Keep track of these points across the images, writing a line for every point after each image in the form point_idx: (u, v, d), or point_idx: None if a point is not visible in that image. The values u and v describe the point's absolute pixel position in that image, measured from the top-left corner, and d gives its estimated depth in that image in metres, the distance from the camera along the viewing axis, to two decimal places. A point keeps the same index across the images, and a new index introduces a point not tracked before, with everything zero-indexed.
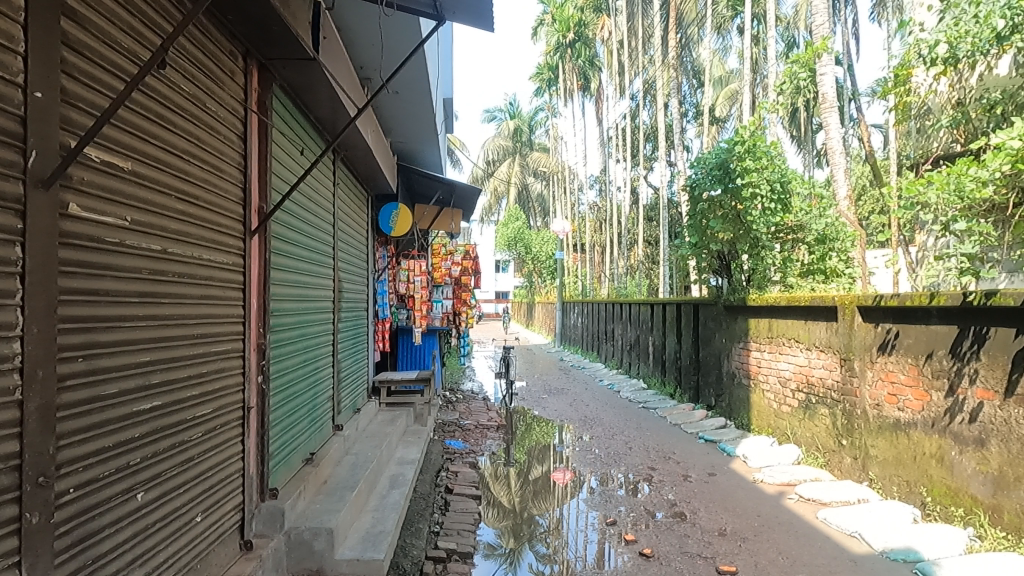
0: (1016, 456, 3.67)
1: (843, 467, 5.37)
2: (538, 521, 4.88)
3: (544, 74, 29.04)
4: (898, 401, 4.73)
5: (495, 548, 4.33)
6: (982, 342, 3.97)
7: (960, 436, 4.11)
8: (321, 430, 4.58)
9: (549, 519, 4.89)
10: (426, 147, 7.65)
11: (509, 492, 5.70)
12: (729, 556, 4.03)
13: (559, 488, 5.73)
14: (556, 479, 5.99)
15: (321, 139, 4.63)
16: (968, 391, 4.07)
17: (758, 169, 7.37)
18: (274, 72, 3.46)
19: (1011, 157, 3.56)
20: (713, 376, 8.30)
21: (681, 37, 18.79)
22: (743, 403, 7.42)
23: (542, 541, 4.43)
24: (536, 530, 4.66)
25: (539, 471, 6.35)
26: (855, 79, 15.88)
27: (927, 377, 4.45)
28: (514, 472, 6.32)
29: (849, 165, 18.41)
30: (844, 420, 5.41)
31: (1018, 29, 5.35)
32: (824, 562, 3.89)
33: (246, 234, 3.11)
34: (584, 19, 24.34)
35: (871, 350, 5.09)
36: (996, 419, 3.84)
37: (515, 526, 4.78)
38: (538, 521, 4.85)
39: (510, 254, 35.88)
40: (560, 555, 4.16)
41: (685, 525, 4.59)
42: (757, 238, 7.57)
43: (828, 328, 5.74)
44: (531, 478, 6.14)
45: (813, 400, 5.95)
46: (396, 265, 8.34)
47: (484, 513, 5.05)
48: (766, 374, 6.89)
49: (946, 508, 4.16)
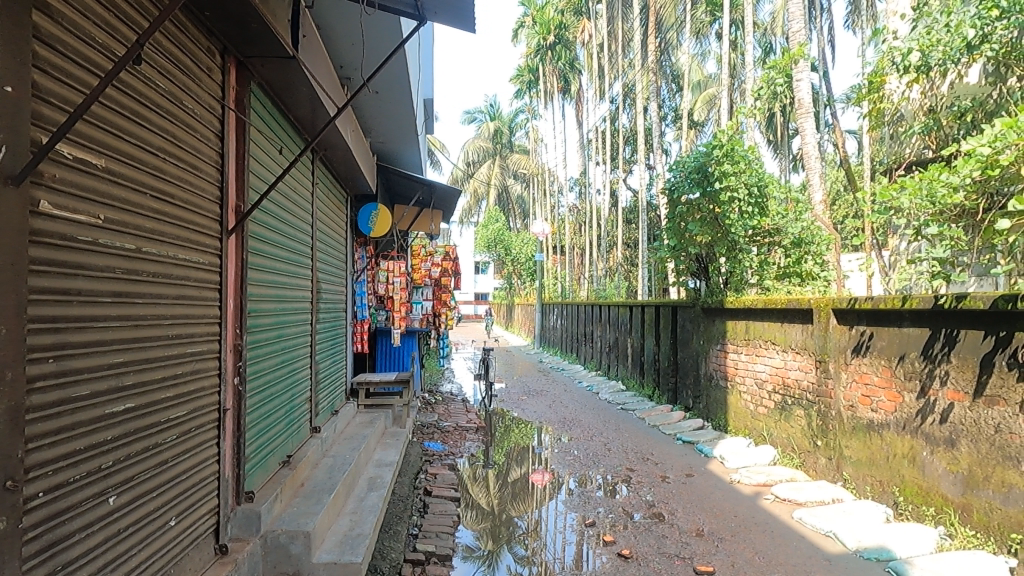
0: (985, 457, 3.75)
1: (817, 467, 5.45)
2: (517, 523, 4.88)
3: (524, 77, 29.10)
4: (872, 403, 4.80)
5: (473, 550, 4.31)
6: (953, 344, 4.05)
7: (931, 436, 4.19)
8: (298, 432, 4.53)
9: (528, 521, 4.89)
10: (406, 148, 7.62)
11: (488, 494, 5.68)
12: (707, 556, 4.06)
13: (538, 490, 5.73)
14: (535, 481, 5.99)
15: (300, 139, 4.59)
16: (939, 393, 4.15)
17: (735, 173, 7.46)
18: (252, 70, 3.42)
19: (980, 164, 3.51)
20: (691, 378, 8.37)
21: (660, 41, 18.96)
22: (720, 404, 7.49)
23: (521, 543, 4.43)
24: (515, 532, 4.65)
25: (518, 473, 6.35)
26: (831, 85, 16.12)
27: (900, 379, 4.53)
28: (493, 474, 6.31)
29: (824, 170, 18.67)
30: (819, 421, 5.48)
31: (988, 39, 5.46)
32: (799, 562, 3.93)
33: (224, 233, 3.07)
34: (564, 22, 24.45)
35: (845, 352, 5.17)
36: (967, 419, 3.91)
37: (494, 528, 4.77)
38: (517, 523, 4.85)
39: (490, 256, 35.86)
40: (538, 556, 4.17)
41: (663, 526, 4.62)
42: (734, 241, 7.65)
43: (803, 330, 5.82)
44: (510, 480, 6.13)
45: (788, 401, 6.02)
46: (375, 266, 8.29)
47: (463, 515, 5.03)
48: (743, 376, 6.97)
49: (918, 508, 4.24)
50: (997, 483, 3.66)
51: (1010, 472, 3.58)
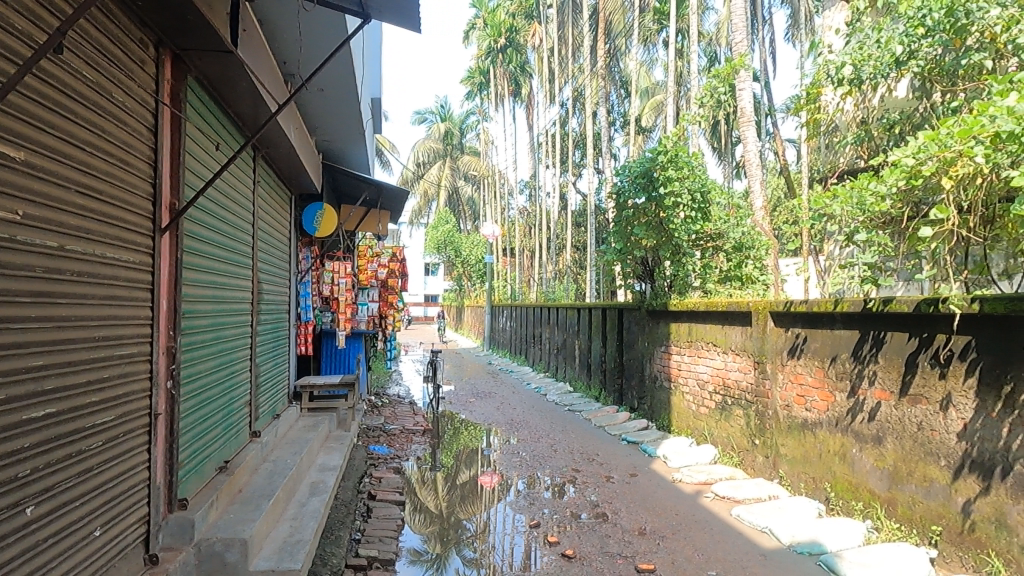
0: (908, 453, 3.94)
1: (755, 465, 5.62)
2: (465, 525, 4.87)
3: (475, 79, 29.11)
4: (806, 403, 4.98)
5: (420, 554, 4.27)
6: (880, 346, 4.24)
7: (860, 434, 4.37)
8: (237, 437, 4.40)
9: (477, 523, 4.88)
10: (353, 147, 7.51)
11: (436, 497, 5.65)
12: (648, 555, 4.13)
13: (486, 492, 5.73)
14: (483, 483, 5.98)
15: (240, 135, 4.47)
16: (867, 392, 4.33)
17: (679, 178, 7.63)
18: (188, 64, 3.31)
19: (906, 173, 3.63)
20: (636, 379, 8.52)
21: (609, 48, 19.27)
22: (664, 405, 7.64)
23: (469, 546, 4.41)
24: (463, 535, 4.63)
25: (466, 475, 6.33)
26: (772, 95, 16.65)
27: (832, 379, 4.71)
28: (441, 477, 6.27)
29: (765, 177, 19.29)
30: (756, 421, 5.66)
31: (914, 55, 5.78)
32: (736, 558, 4.05)
33: (157, 232, 2.96)
34: (515, 25, 24.57)
35: (781, 353, 5.34)
36: (892, 418, 4.10)
37: (442, 531, 4.74)
38: (465, 526, 4.84)
39: (439, 257, 35.68)
40: (486, 559, 4.16)
41: (607, 526, 4.68)
42: (678, 245, 7.83)
43: (743, 332, 5.99)
44: (459, 482, 6.12)
45: (728, 402, 6.19)
46: (319, 266, 8.13)
47: (409, 519, 4.98)
48: (685, 377, 7.13)
49: (847, 503, 4.42)
50: (920, 477, 3.85)
51: (932, 467, 3.77)
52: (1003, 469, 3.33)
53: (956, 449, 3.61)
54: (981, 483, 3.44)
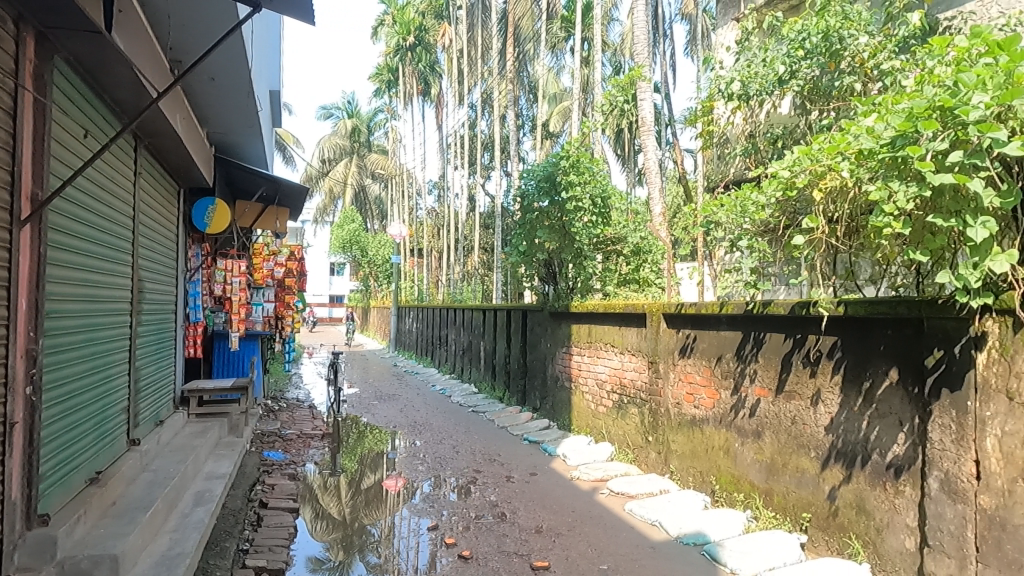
0: (783, 446, 4.23)
1: (649, 461, 5.85)
2: (370, 530, 4.77)
3: (383, 76, 28.64)
4: (694, 400, 5.24)
5: (321, 563, 4.15)
6: (760, 346, 4.52)
7: (742, 429, 4.63)
8: (112, 446, 4.10)
9: (380, 528, 4.79)
10: (249, 140, 7.20)
11: (339, 502, 5.49)
12: (543, 552, 4.20)
13: (390, 496, 5.63)
14: (388, 487, 5.88)
15: (117, 122, 4.17)
16: (748, 390, 4.61)
17: (580, 183, 7.85)
18: (55, 43, 3.05)
19: (782, 185, 3.92)
20: (539, 379, 8.65)
21: (518, 52, 19.48)
22: (565, 404, 7.81)
23: (373, 551, 4.32)
24: (367, 540, 4.53)
25: (370, 479, 6.20)
26: (671, 106, 17.39)
27: (718, 377, 4.96)
28: (345, 482, 6.10)
29: (665, 185, 20.10)
30: (650, 418, 5.88)
31: (795, 75, 6.23)
32: (627, 551, 4.19)
33: (14, 224, 2.72)
34: (425, 24, 24.37)
35: (673, 353, 5.58)
36: (769, 413, 4.38)
37: (345, 538, 4.62)
38: (369, 531, 4.74)
39: (345, 257, 34.83)
40: (391, 564, 4.08)
41: (504, 525, 4.72)
42: (579, 248, 8.04)
43: (638, 334, 6.21)
44: (363, 487, 5.98)
45: (624, 400, 6.41)
46: (211, 264, 7.74)
47: (311, 528, 4.82)
48: (585, 377, 7.31)
49: (730, 494, 4.69)
50: (793, 469, 4.13)
51: (804, 459, 4.06)
52: (863, 458, 3.64)
53: (824, 442, 3.91)
54: (844, 471, 3.75)
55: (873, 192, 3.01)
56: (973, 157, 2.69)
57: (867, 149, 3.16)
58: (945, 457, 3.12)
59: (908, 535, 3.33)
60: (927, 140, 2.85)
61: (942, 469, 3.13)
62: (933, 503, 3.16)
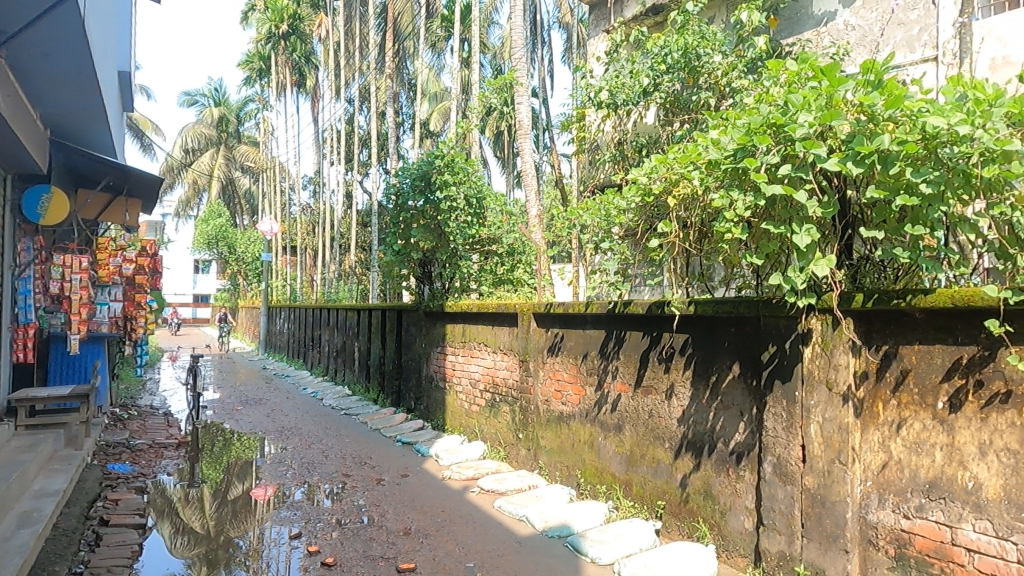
0: (642, 438, 4.46)
1: (519, 458, 5.97)
2: (236, 543, 4.49)
3: (254, 64, 27.21)
4: (562, 397, 5.40)
5: None
6: (621, 344, 4.73)
7: (605, 423, 4.84)
8: None
9: (249, 539, 4.52)
10: (93, 124, 6.57)
11: (202, 516, 5.12)
12: (410, 554, 4.17)
13: (259, 505, 5.32)
14: (257, 496, 5.55)
15: None
16: (611, 386, 4.82)
17: (455, 183, 7.93)
18: None
19: (641, 191, 4.13)
20: (413, 380, 8.57)
21: (397, 49, 19.20)
22: (439, 405, 7.79)
23: (240, 566, 4.06)
24: (234, 554, 4.26)
25: (238, 489, 5.82)
26: (548, 111, 17.84)
27: (583, 374, 5.15)
28: (210, 493, 5.70)
29: (542, 188, 20.60)
30: (520, 416, 6.00)
31: (658, 87, 6.67)
32: (494, 547, 4.25)
33: None
34: (299, 13, 23.41)
35: (542, 352, 5.72)
36: (629, 408, 4.60)
37: (210, 553, 4.33)
38: (235, 543, 4.47)
39: (210, 254, 32.73)
40: None
41: (371, 529, 4.64)
42: (454, 249, 8.08)
43: (510, 333, 6.32)
44: (230, 498, 5.61)
45: (496, 399, 6.49)
46: (46, 260, 7.00)
47: (171, 544, 4.48)
48: (459, 376, 7.34)
49: (594, 486, 4.89)
50: (650, 459, 4.37)
51: (659, 450, 4.31)
52: (710, 447, 3.91)
53: (677, 433, 4.17)
54: (694, 460, 4.02)
55: (716, 199, 3.25)
56: (800, 171, 2.97)
57: (713, 160, 3.39)
58: (777, 443, 3.43)
59: (747, 516, 3.63)
60: (763, 154, 3.11)
61: (775, 454, 3.44)
62: (767, 485, 3.47)
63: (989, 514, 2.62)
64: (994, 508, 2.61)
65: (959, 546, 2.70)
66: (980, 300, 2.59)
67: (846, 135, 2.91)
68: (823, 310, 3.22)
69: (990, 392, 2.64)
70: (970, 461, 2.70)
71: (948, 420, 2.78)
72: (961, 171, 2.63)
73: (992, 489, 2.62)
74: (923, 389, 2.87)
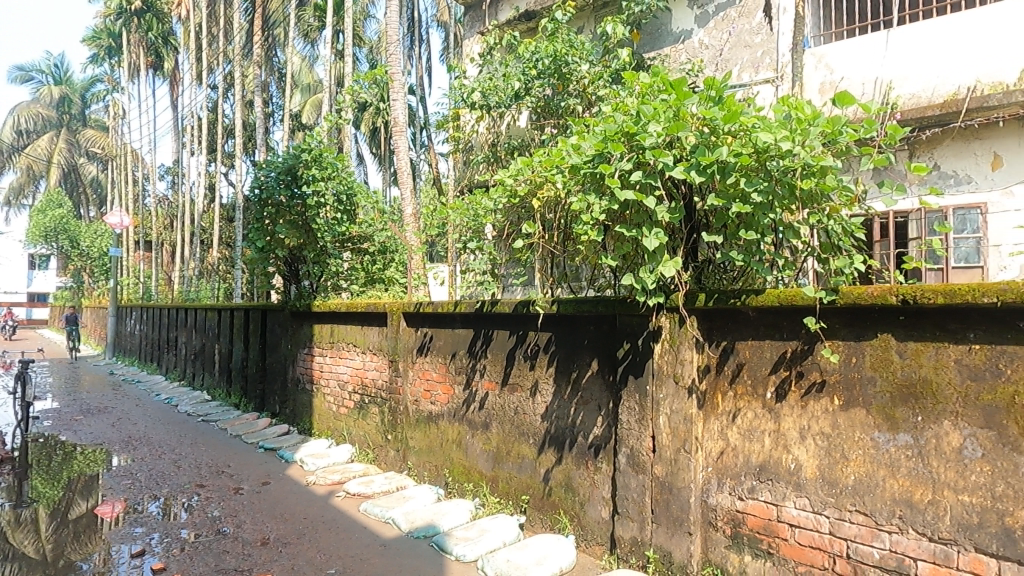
0: (507, 435, 4.55)
1: (388, 459, 5.90)
2: (79, 567, 4.04)
3: (101, 41, 24.85)
4: (431, 396, 5.39)
5: None
6: (489, 342, 4.79)
7: (473, 421, 4.88)
8: None
9: (92, 561, 4.12)
10: None
11: (36, 539, 4.61)
12: (266, 565, 3.99)
13: (104, 524, 4.86)
14: (103, 514, 5.07)
15: None
16: (478, 384, 4.87)
17: (323, 179, 7.69)
18: None
19: (507, 193, 4.19)
20: (278, 383, 8.20)
21: (265, 36, 18.28)
22: (305, 408, 7.51)
23: None
24: None
25: (81, 508, 5.28)
26: (426, 109, 17.72)
27: (452, 373, 5.17)
28: (45, 514, 5.13)
29: (419, 187, 20.43)
30: (389, 417, 5.91)
31: (529, 92, 6.81)
32: (357, 552, 4.16)
33: None
34: None
35: (412, 352, 5.67)
36: (496, 405, 4.67)
37: None
38: (78, 567, 4.03)
39: (48, 248, 29.51)
40: None
41: (225, 542, 4.38)
42: (322, 246, 7.86)
43: (379, 333, 6.21)
44: (71, 517, 5.08)
45: (365, 400, 6.36)
46: None
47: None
48: (327, 378, 7.11)
49: (462, 484, 4.93)
50: (515, 456, 4.47)
51: (523, 445, 4.41)
52: (571, 441, 4.06)
53: (540, 428, 4.29)
54: (556, 454, 4.15)
55: (574, 203, 3.38)
56: (649, 178, 3.15)
57: (572, 165, 3.53)
58: (630, 435, 3.61)
59: (604, 506, 3.80)
60: (617, 160, 3.27)
61: (628, 445, 3.62)
62: (622, 475, 3.65)
63: (808, 491, 2.92)
64: (811, 486, 2.91)
65: (784, 522, 2.99)
66: (800, 299, 2.88)
67: (691, 146, 3.13)
68: (671, 309, 3.44)
69: (809, 381, 2.94)
70: (792, 445, 2.99)
71: (775, 408, 3.07)
72: (785, 183, 2.91)
73: (810, 468, 2.92)
74: (754, 380, 3.15)
